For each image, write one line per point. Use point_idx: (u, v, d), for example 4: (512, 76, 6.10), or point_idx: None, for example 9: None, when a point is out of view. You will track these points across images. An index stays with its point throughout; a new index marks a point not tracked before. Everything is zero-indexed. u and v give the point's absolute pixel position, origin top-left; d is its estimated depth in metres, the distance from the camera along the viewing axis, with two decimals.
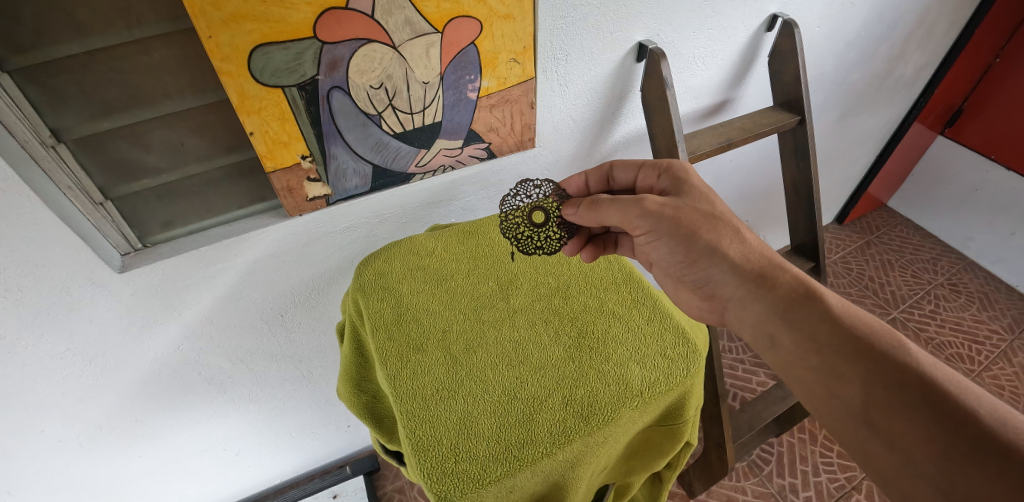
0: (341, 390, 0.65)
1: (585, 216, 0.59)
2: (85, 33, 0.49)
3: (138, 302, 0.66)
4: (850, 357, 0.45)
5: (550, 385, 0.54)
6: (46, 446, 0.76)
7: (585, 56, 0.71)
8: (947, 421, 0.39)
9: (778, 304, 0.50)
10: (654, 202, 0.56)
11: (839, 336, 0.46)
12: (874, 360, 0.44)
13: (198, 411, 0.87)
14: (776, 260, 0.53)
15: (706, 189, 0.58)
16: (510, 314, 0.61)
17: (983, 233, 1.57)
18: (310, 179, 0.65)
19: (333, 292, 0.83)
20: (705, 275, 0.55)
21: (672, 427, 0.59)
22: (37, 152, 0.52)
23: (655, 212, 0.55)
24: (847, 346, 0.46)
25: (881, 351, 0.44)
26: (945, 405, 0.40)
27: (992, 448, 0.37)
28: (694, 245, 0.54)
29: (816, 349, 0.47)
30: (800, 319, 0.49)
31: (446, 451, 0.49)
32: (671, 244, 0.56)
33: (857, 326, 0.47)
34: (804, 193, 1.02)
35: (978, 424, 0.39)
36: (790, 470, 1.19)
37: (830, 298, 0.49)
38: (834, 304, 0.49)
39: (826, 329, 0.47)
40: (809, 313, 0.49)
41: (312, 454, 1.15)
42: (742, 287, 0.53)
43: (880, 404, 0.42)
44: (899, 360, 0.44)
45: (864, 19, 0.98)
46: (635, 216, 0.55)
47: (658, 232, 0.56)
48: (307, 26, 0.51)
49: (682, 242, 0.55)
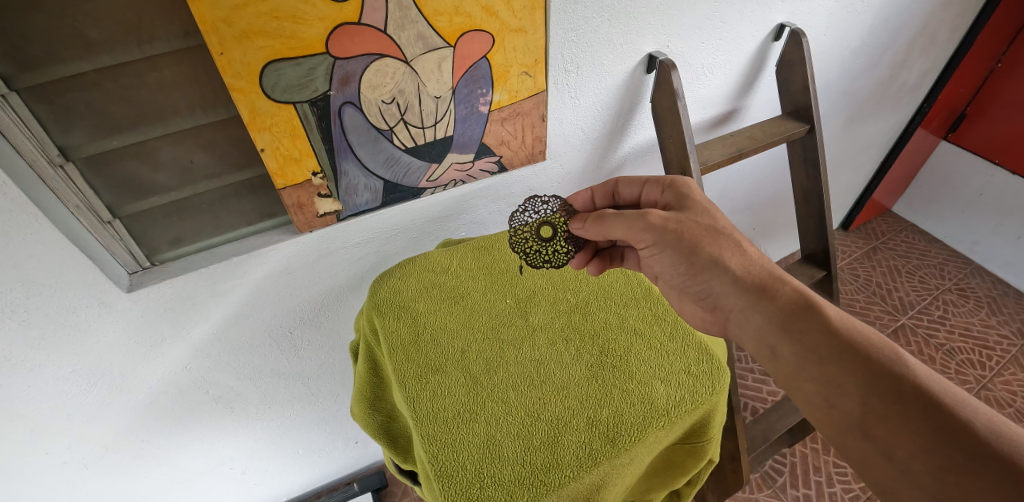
0: (355, 410, 0.64)
1: (591, 231, 0.58)
2: (96, 50, 0.49)
3: (147, 322, 0.65)
4: (849, 368, 0.44)
5: (574, 405, 0.53)
6: (50, 468, 0.74)
7: (595, 68, 0.71)
8: (942, 432, 0.38)
9: (777, 315, 0.49)
10: (655, 216, 0.54)
11: (838, 347, 0.45)
12: (871, 371, 0.43)
13: (205, 430, 0.85)
14: (781, 273, 0.52)
15: (707, 203, 0.57)
16: (530, 331, 0.60)
17: (990, 238, 1.57)
18: (321, 195, 0.64)
19: (343, 307, 0.82)
20: (704, 287, 0.54)
21: (696, 445, 0.58)
22: (46, 172, 0.51)
23: (655, 226, 0.54)
24: (846, 357, 0.44)
25: (878, 362, 0.43)
26: (942, 416, 0.39)
27: (986, 459, 0.36)
28: (694, 257, 0.53)
29: (816, 360, 0.45)
30: (800, 330, 0.47)
31: (472, 476, 0.48)
32: (672, 256, 0.54)
33: (855, 338, 0.45)
34: (814, 200, 1.01)
35: (974, 435, 0.38)
36: (804, 481, 1.17)
37: (829, 310, 0.48)
38: (833, 315, 0.47)
39: (825, 340, 0.46)
40: (810, 326, 0.47)
41: (319, 471, 1.13)
42: (744, 301, 0.51)
43: (879, 415, 0.41)
44: (895, 371, 0.42)
45: (869, 27, 0.99)
46: (637, 229, 0.54)
47: (658, 244, 0.54)
48: (319, 42, 0.51)
49: (682, 253, 0.53)
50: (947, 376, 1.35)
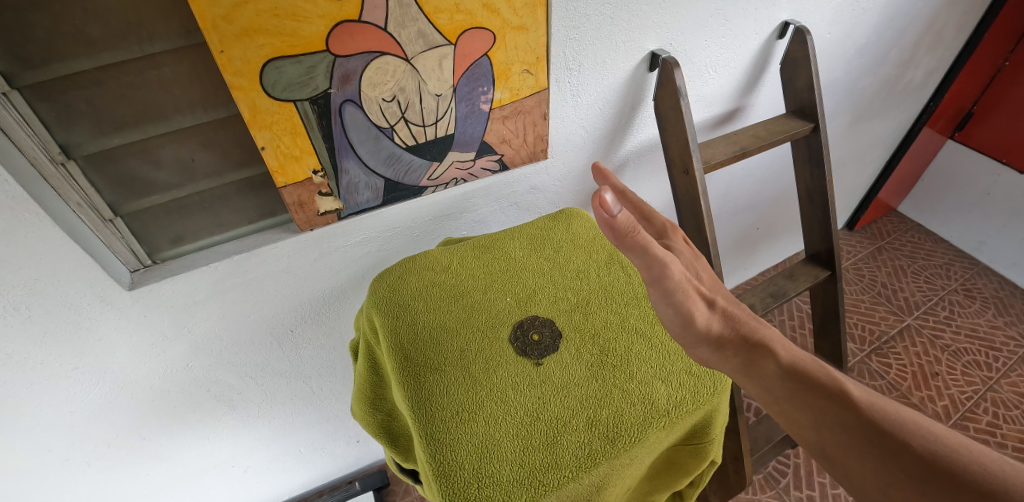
0: (356, 409, 0.64)
1: (620, 230, 0.43)
2: (96, 48, 0.49)
3: (149, 320, 0.65)
4: (802, 402, 0.45)
5: (571, 403, 0.52)
6: (53, 465, 0.75)
7: (597, 66, 0.71)
8: (887, 453, 0.40)
9: (738, 362, 0.49)
10: (677, 267, 0.47)
11: (788, 382, 0.46)
12: (820, 402, 0.44)
13: (207, 428, 0.85)
14: (755, 323, 0.51)
15: (687, 251, 0.55)
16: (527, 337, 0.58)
17: (997, 238, 1.55)
18: (321, 194, 0.64)
19: (344, 306, 0.82)
20: (691, 342, 0.51)
21: (698, 446, 0.58)
22: (47, 169, 0.50)
23: (674, 279, 0.47)
24: (797, 392, 0.45)
25: (824, 393, 0.45)
26: (887, 438, 0.40)
27: (931, 475, 0.37)
28: (693, 313, 0.49)
29: (775, 399, 0.47)
30: (759, 373, 0.48)
31: (470, 476, 0.47)
32: (674, 308, 0.49)
33: (806, 371, 0.46)
34: (818, 200, 1.00)
35: (919, 452, 0.39)
36: (808, 483, 1.16)
37: (779, 348, 0.49)
38: (783, 353, 0.48)
39: (779, 380, 0.47)
40: (768, 366, 0.48)
41: (322, 469, 1.13)
42: (716, 354, 0.50)
43: (834, 442, 0.42)
44: (840, 398, 0.44)
45: (875, 25, 0.98)
46: (658, 276, 0.46)
47: (669, 296, 0.48)
48: (320, 39, 0.51)
49: (685, 308, 0.49)
50: (953, 377, 1.34)
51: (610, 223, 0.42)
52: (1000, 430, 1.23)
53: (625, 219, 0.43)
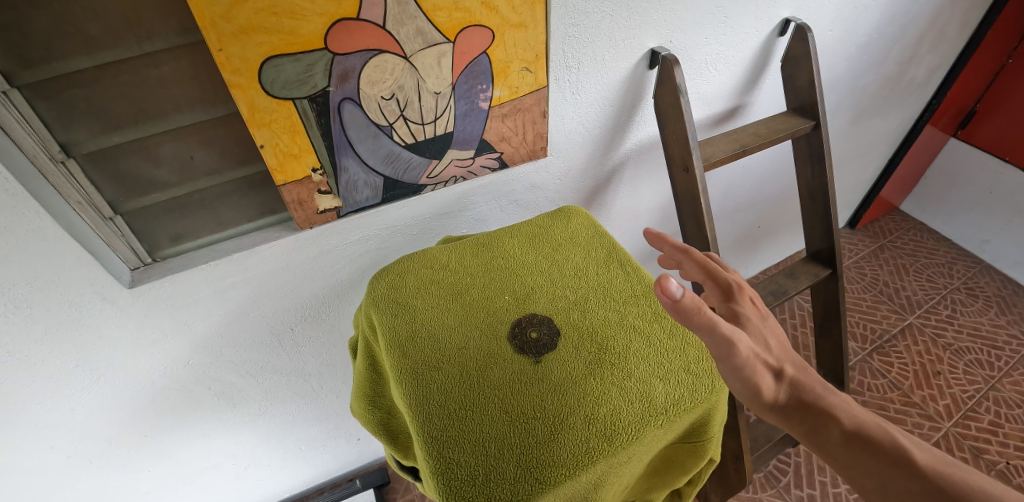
0: (355, 406, 0.64)
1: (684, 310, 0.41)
2: (95, 47, 0.49)
3: (149, 318, 0.65)
4: (871, 474, 0.40)
5: (571, 402, 0.52)
6: (56, 462, 0.75)
7: (597, 64, 0.70)
8: None
9: (801, 431, 0.43)
10: (745, 342, 0.44)
11: (856, 452, 0.41)
12: (893, 474, 0.39)
13: (208, 425, 0.85)
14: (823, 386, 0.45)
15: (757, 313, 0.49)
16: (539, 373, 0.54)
17: (999, 236, 1.54)
18: (321, 192, 0.64)
19: (344, 304, 0.82)
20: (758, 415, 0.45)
21: (697, 445, 0.58)
22: (46, 166, 0.51)
23: (742, 354, 0.43)
24: (863, 461, 0.40)
25: (898, 465, 0.39)
26: None
27: None
28: (763, 386, 0.44)
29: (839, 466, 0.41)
30: (823, 441, 0.42)
31: (467, 474, 0.47)
32: (741, 382, 0.44)
33: (874, 437, 0.41)
34: (819, 199, 0.99)
35: None
36: (809, 481, 1.16)
37: (844, 413, 0.43)
38: (848, 416, 0.42)
39: (842, 445, 0.41)
40: (831, 432, 0.42)
41: (323, 467, 1.13)
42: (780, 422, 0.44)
43: None
44: (917, 472, 0.38)
45: (876, 22, 0.97)
46: (726, 353, 0.43)
47: (735, 371, 0.44)
48: (318, 37, 0.51)
49: (753, 383, 0.44)
50: (956, 376, 1.33)
51: (675, 307, 0.41)
52: (1002, 429, 1.23)
53: (691, 301, 0.41)
